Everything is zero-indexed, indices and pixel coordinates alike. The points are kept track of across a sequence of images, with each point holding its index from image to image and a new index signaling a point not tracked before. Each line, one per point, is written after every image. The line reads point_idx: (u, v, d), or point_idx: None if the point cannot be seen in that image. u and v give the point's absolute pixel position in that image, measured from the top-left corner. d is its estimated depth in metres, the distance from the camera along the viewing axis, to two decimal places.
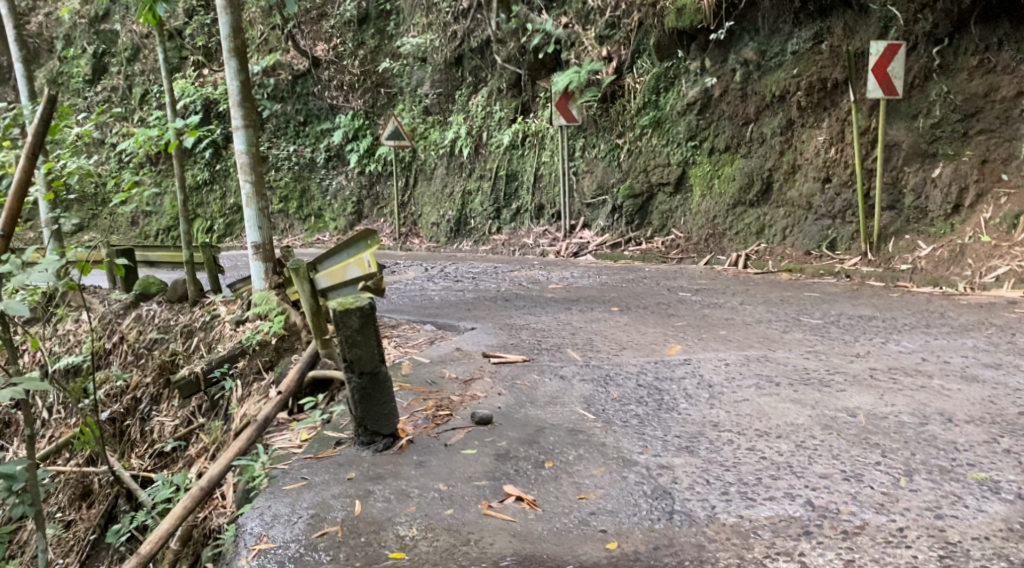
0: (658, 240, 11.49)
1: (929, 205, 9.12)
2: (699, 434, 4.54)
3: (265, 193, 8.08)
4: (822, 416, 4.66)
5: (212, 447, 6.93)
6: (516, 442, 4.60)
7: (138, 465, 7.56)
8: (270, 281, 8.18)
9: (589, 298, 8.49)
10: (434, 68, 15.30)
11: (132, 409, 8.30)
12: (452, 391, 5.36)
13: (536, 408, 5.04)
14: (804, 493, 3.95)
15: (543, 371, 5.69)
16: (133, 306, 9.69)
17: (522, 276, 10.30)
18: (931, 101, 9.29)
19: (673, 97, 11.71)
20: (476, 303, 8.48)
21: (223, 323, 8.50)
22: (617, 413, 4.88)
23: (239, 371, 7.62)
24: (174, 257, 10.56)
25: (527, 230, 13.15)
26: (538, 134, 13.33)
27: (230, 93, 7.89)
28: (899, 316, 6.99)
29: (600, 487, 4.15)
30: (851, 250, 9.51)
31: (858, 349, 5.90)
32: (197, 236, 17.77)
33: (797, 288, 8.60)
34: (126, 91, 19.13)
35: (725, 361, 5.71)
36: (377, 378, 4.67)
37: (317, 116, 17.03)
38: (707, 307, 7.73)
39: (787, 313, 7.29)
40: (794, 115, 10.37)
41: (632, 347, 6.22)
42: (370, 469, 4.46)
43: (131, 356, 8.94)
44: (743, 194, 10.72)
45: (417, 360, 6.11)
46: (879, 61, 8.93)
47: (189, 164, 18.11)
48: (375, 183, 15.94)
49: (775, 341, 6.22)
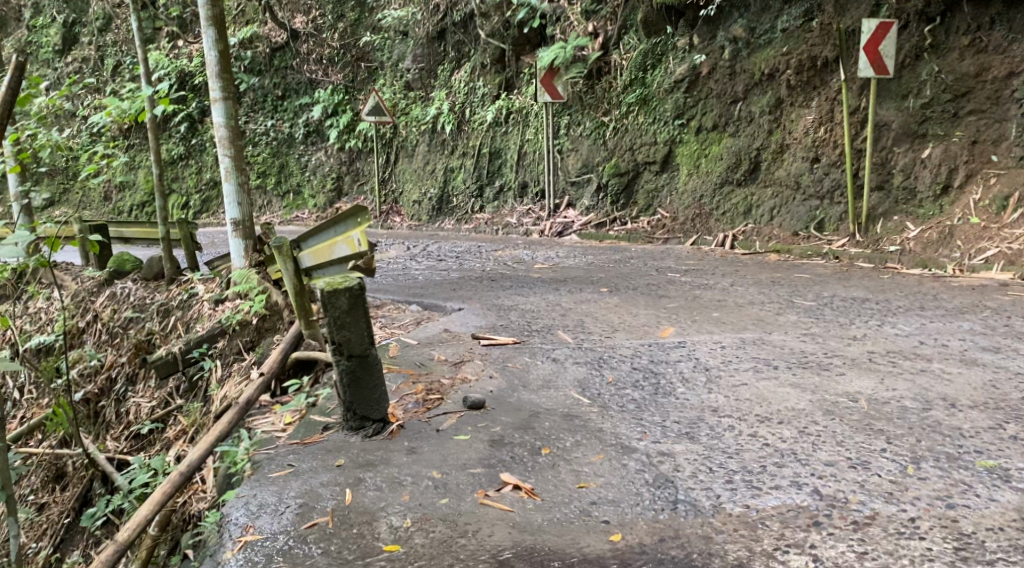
0: (643, 220, 11.32)
1: (918, 185, 9.03)
2: (699, 420, 4.41)
3: (244, 167, 7.86)
4: (823, 401, 4.55)
5: (190, 429, 6.75)
6: (511, 428, 4.45)
7: (113, 448, 7.36)
8: (249, 259, 7.97)
9: (576, 278, 8.34)
10: (415, 42, 15.03)
11: (106, 390, 8.09)
12: (441, 373, 5.21)
13: (529, 392, 4.89)
14: (811, 481, 3.84)
15: (534, 353, 5.55)
16: (107, 284, 9.45)
17: (506, 256, 10.13)
18: (921, 81, 9.19)
19: (659, 74, 11.53)
20: (461, 283, 8.30)
21: (201, 302, 8.28)
22: (613, 398, 4.75)
23: (218, 351, 7.45)
24: (149, 233, 10.34)
25: (511, 209, 12.97)
26: (522, 111, 13.14)
27: (207, 63, 7.64)
28: (892, 299, 6.87)
29: (599, 475, 4.01)
30: (839, 231, 9.41)
31: (855, 332, 5.80)
32: (173, 212, 17.44)
33: (785, 269, 8.51)
34: (98, 62, 18.70)
35: (721, 344, 5.59)
36: (367, 360, 4.51)
37: (295, 90, 16.70)
38: (697, 288, 7.60)
39: (779, 294, 7.18)
40: (783, 94, 10.25)
41: (624, 329, 6.08)
42: (360, 456, 4.30)
43: (106, 335, 8.71)
44: (730, 174, 10.58)
45: (404, 341, 5.94)
46: (871, 39, 8.79)
47: (163, 138, 17.74)
48: (355, 160, 15.66)
49: (769, 323, 6.10)
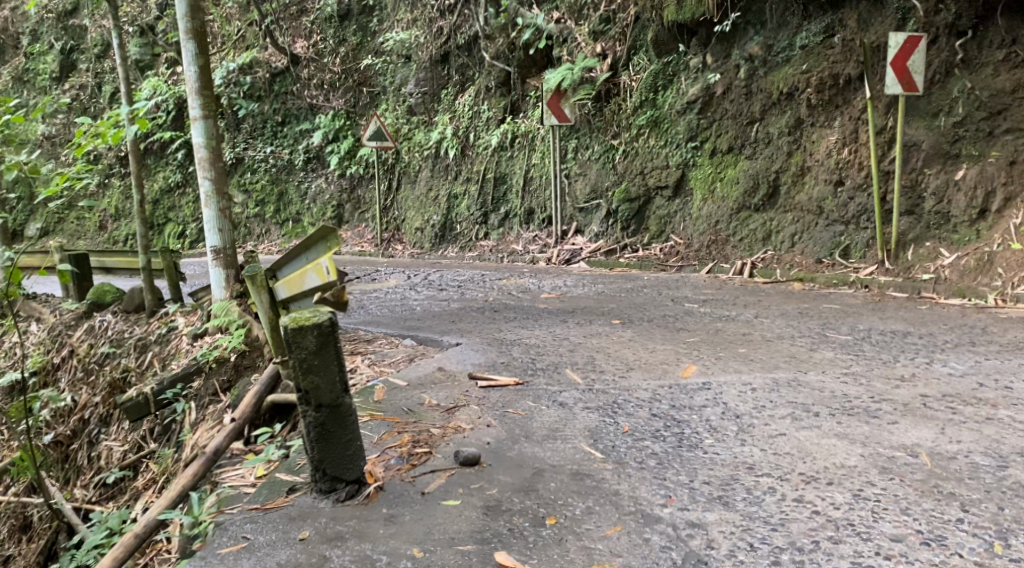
0: (656, 247, 10.66)
1: (952, 210, 8.38)
2: (733, 480, 3.81)
3: (227, 191, 7.25)
4: (877, 457, 3.94)
5: (161, 478, 6.11)
6: (509, 491, 3.84)
7: (81, 496, 6.75)
8: (231, 289, 7.31)
9: (585, 309, 7.69)
10: (418, 66, 14.49)
11: (79, 431, 7.49)
12: (432, 422, 4.56)
13: (532, 445, 4.24)
14: (876, 563, 3.32)
15: (539, 398, 4.88)
16: (86, 316, 8.86)
17: (511, 285, 9.48)
18: (953, 98, 8.55)
19: (671, 95, 10.96)
20: (461, 314, 7.65)
21: (180, 337, 7.62)
22: (630, 452, 4.10)
23: (193, 392, 6.75)
24: (132, 264, 9.75)
25: (516, 236, 12.34)
26: (528, 135, 12.54)
27: (188, 81, 7.09)
28: (937, 332, 6.19)
29: (617, 555, 3.44)
30: (866, 258, 8.75)
31: (902, 371, 5.11)
32: (170, 241, 16.87)
33: (814, 299, 7.85)
34: (96, 89, 18.22)
35: (751, 386, 4.91)
36: (338, 412, 3.94)
37: (296, 116, 16.20)
38: (719, 320, 6.93)
39: (810, 327, 6.52)
40: (803, 114, 9.64)
41: (640, 367, 5.42)
42: (328, 528, 3.71)
43: (81, 372, 8.07)
44: (746, 199, 9.95)
45: (392, 383, 5.28)
46: (898, 54, 8.18)
47: (161, 166, 17.28)
48: (356, 187, 15.04)
49: (803, 361, 5.43)
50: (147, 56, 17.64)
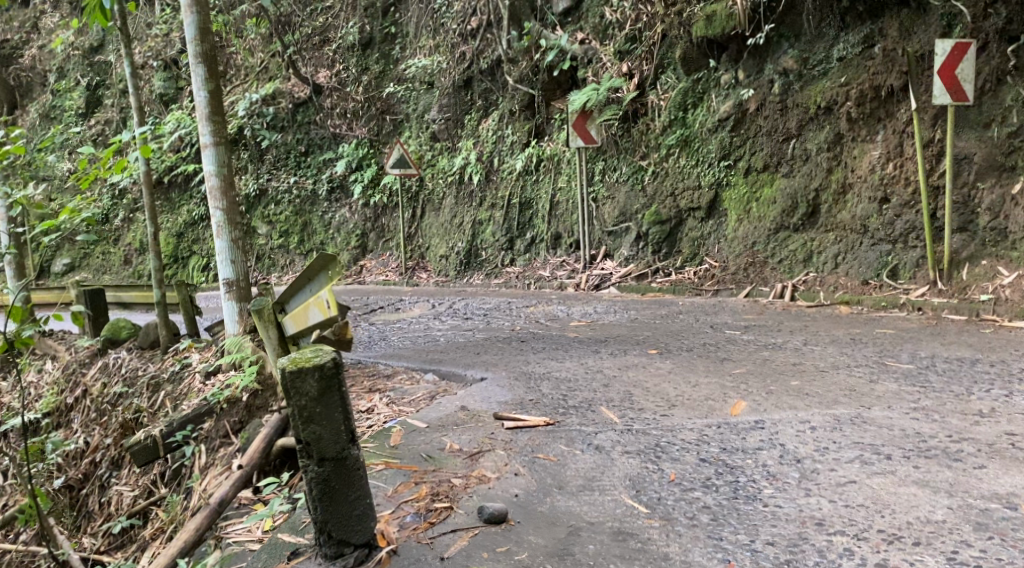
0: (689, 270, 10.12)
1: (1010, 225, 7.81)
2: (801, 540, 3.55)
3: (240, 220, 6.86)
4: (968, 510, 3.67)
5: (169, 528, 5.70)
6: (542, 554, 3.56)
7: (89, 546, 6.33)
8: (244, 324, 6.91)
9: (619, 338, 7.19)
10: (441, 92, 14.13)
11: (90, 475, 7.08)
12: (452, 470, 4.18)
13: (566, 498, 3.91)
14: None
15: (573, 441, 4.42)
16: (100, 354, 8.48)
17: (540, 312, 8.99)
18: (1005, 107, 7.98)
19: (702, 113, 10.47)
20: (486, 345, 7.20)
21: (193, 375, 7.19)
22: (680, 506, 3.79)
23: (204, 435, 6.32)
24: (147, 298, 9.43)
25: (543, 261, 11.85)
26: (553, 158, 12.14)
27: (198, 107, 6.76)
28: (1009, 359, 5.63)
29: None
30: (917, 279, 8.19)
31: (979, 406, 4.59)
32: (193, 275, 16.57)
33: (866, 324, 7.28)
34: (121, 124, 18.10)
35: (810, 426, 4.42)
36: (344, 466, 3.70)
37: (318, 146, 15.89)
38: (766, 349, 6.41)
39: (867, 356, 5.97)
40: (842, 128, 9.13)
41: (684, 404, 4.91)
42: None
43: (93, 413, 7.64)
44: (785, 218, 9.44)
45: (410, 424, 4.84)
46: (946, 62, 7.66)
47: (185, 200, 17.06)
48: (380, 216, 14.67)
49: (866, 395, 4.88)
50: (171, 90, 17.42)
